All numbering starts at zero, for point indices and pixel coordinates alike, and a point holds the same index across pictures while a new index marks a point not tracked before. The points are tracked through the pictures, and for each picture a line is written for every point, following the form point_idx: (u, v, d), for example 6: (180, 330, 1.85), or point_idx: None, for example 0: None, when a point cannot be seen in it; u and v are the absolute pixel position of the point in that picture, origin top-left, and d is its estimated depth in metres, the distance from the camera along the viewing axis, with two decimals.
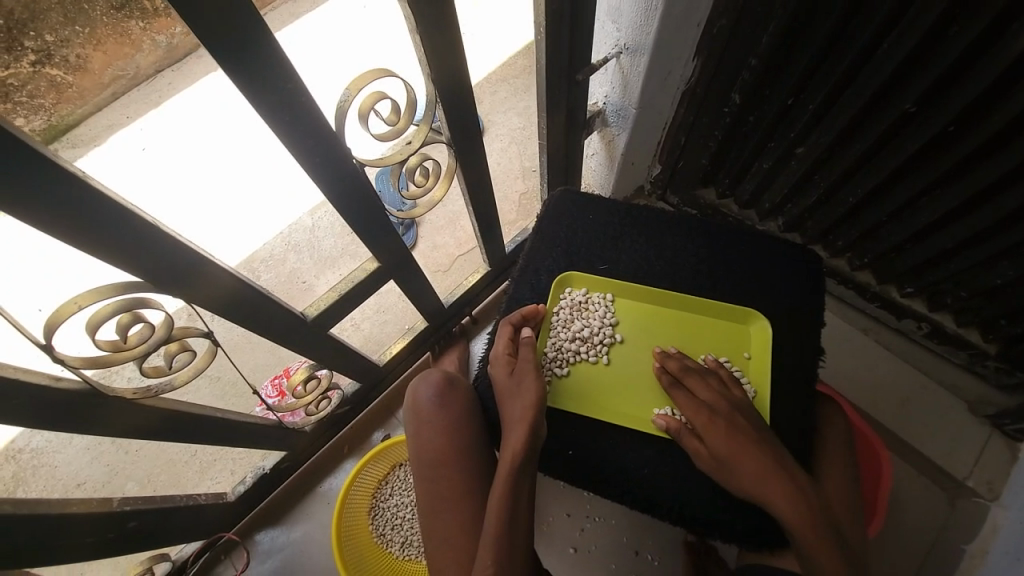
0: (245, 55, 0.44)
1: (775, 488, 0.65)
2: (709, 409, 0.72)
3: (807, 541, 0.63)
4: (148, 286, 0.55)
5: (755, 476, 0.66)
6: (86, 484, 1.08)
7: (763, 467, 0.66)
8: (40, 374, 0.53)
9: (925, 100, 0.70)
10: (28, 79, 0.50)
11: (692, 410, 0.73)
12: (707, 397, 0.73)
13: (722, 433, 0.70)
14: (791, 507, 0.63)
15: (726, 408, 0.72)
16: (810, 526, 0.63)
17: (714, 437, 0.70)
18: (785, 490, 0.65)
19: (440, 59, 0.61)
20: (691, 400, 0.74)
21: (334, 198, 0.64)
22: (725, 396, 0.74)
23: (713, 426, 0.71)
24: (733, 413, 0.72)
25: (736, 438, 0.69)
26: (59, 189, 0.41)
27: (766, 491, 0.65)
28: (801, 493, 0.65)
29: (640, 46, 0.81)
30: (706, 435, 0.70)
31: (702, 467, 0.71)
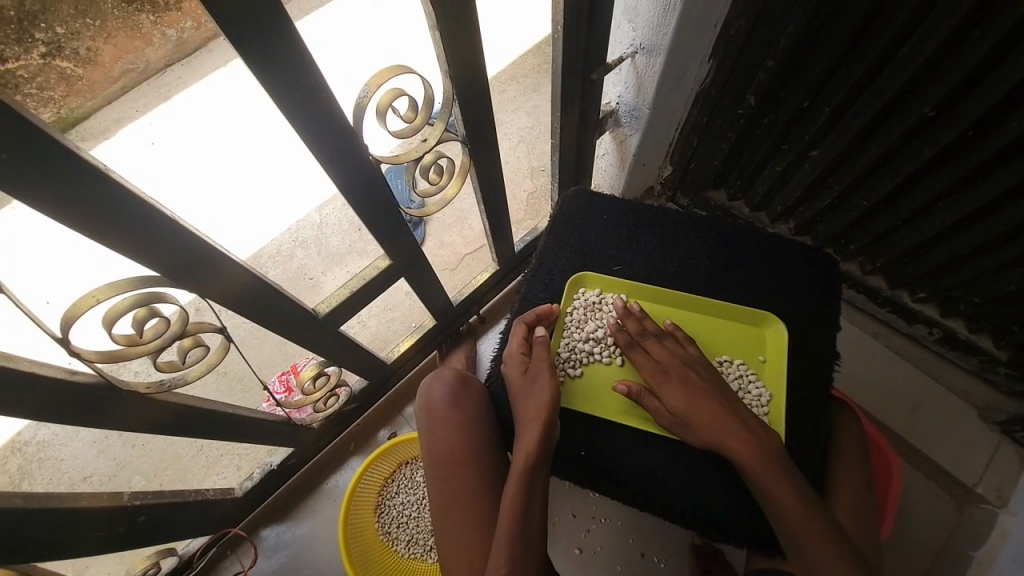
0: (267, 49, 0.44)
1: (754, 459, 0.64)
2: (671, 371, 0.74)
3: (792, 516, 0.62)
4: (164, 281, 0.55)
5: (710, 426, 0.68)
6: (92, 477, 1.08)
7: (741, 434, 0.66)
8: (55, 368, 0.53)
9: (944, 104, 0.70)
10: (39, 71, 0.48)
11: (652, 371, 0.75)
12: (669, 360, 0.75)
13: (684, 393, 0.71)
14: (775, 479, 0.63)
15: (691, 370, 0.74)
16: (795, 501, 0.62)
17: (676, 397, 0.71)
18: (767, 462, 0.64)
19: (459, 57, 0.61)
20: (653, 359, 0.76)
21: (349, 195, 0.64)
22: (690, 359, 0.76)
23: (676, 387, 0.72)
24: (695, 375, 0.74)
25: (705, 400, 0.70)
26: (78, 179, 0.41)
27: (745, 460, 0.65)
28: (782, 465, 0.64)
29: (656, 46, 0.81)
30: (668, 394, 0.72)
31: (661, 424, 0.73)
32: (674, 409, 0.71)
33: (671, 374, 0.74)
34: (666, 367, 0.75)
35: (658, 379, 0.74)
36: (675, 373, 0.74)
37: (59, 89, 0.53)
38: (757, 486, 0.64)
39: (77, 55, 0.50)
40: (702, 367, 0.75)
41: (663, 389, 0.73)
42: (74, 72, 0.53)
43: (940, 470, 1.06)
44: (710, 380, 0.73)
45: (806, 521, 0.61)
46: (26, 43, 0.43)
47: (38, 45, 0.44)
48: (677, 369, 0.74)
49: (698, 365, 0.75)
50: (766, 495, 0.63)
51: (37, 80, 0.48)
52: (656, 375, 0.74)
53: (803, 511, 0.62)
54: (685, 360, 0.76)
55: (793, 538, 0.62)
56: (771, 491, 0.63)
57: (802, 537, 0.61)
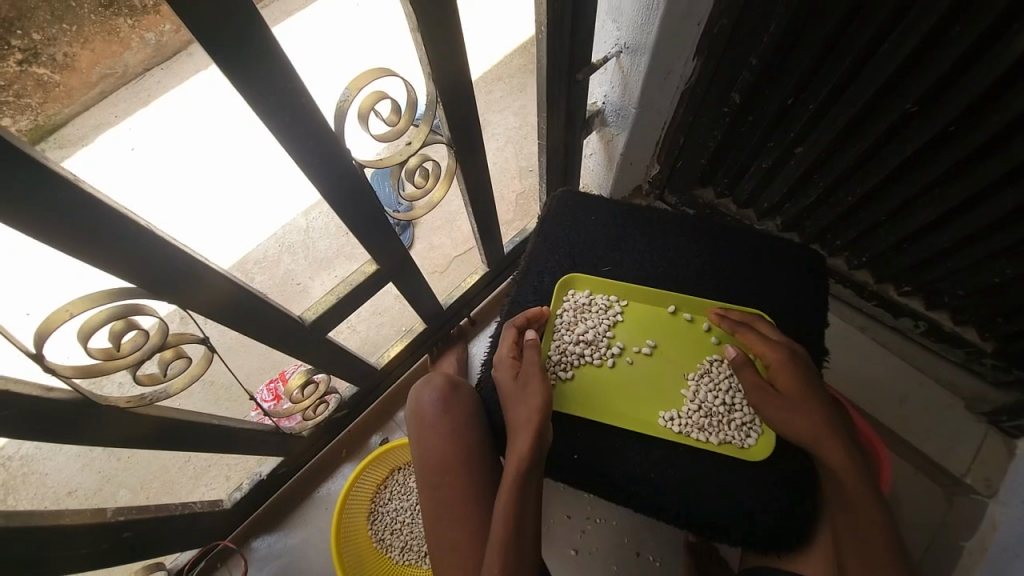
0: (243, 54, 0.43)
1: (846, 457, 0.66)
2: (802, 366, 0.72)
3: (854, 506, 0.65)
4: (141, 292, 0.54)
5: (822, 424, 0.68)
6: (77, 492, 1.06)
7: (838, 433, 0.67)
8: (30, 385, 0.52)
9: (926, 100, 0.71)
10: (14, 79, 0.48)
11: (777, 359, 0.72)
12: (771, 348, 0.73)
13: (810, 390, 0.70)
14: (850, 474, 0.65)
15: (800, 362, 0.72)
16: (863, 494, 0.65)
17: (793, 391, 0.70)
18: (851, 461, 0.66)
19: (442, 59, 0.60)
20: (759, 346, 0.74)
21: (333, 200, 0.63)
22: (793, 349, 0.73)
23: (799, 380, 0.70)
24: (809, 371, 0.72)
25: (818, 397, 0.69)
26: (45, 190, 0.40)
27: (834, 459, 0.66)
28: (857, 463, 0.66)
29: (641, 45, 0.81)
30: (798, 387, 0.70)
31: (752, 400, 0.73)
32: (787, 402, 0.70)
33: (778, 363, 0.72)
34: (770, 356, 0.73)
35: (782, 369, 0.71)
36: (784, 364, 0.71)
37: (38, 95, 0.55)
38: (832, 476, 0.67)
39: (55, 61, 0.50)
40: (801, 359, 0.73)
41: (785, 381, 0.71)
42: (53, 78, 0.53)
43: (929, 461, 1.07)
44: (806, 374, 0.71)
45: (864, 514, 0.64)
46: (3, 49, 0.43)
47: (15, 53, 0.44)
48: (792, 361, 0.72)
49: (794, 356, 0.72)
50: (840, 487, 0.66)
51: (16, 87, 0.49)
52: (779, 364, 0.72)
53: (869, 504, 0.65)
54: (791, 350, 0.73)
55: (849, 524, 0.65)
56: (844, 484, 0.66)
57: (860, 527, 0.64)
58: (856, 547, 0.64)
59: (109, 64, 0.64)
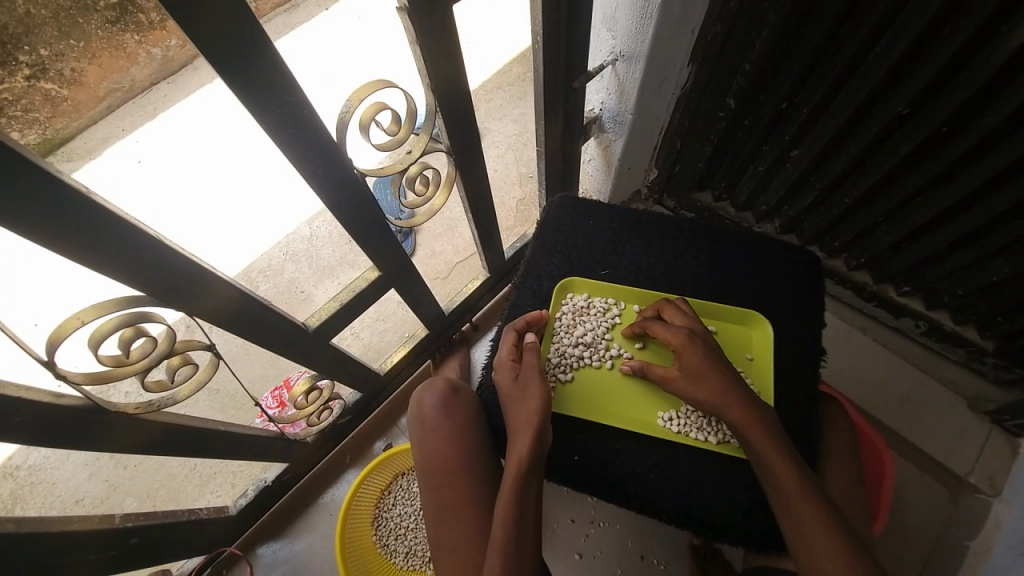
0: (246, 67, 0.44)
1: (759, 433, 0.65)
2: (704, 347, 0.73)
3: (784, 487, 0.63)
4: (150, 300, 0.55)
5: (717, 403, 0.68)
6: (85, 501, 1.07)
7: (747, 409, 0.67)
8: (43, 392, 0.53)
9: (918, 101, 0.72)
10: (22, 94, 0.48)
11: (679, 343, 0.73)
12: (674, 332, 0.74)
13: (714, 370, 0.70)
14: (770, 451, 0.65)
15: (701, 343, 0.73)
16: (787, 472, 0.63)
17: (696, 373, 0.71)
18: (769, 438, 0.65)
19: (440, 69, 0.61)
20: (663, 333, 0.76)
21: (335, 208, 0.64)
22: (697, 330, 0.75)
23: (702, 361, 0.71)
24: (711, 350, 0.72)
25: (722, 376, 0.70)
26: (59, 202, 0.41)
27: (752, 438, 0.66)
28: (775, 438, 0.65)
29: (636, 53, 0.82)
30: (700, 368, 0.71)
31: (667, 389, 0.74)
32: (692, 384, 0.71)
33: (683, 347, 0.73)
34: (675, 340, 0.74)
35: (686, 353, 0.72)
36: (687, 346, 0.72)
37: (46, 112, 0.52)
38: (755, 457, 0.66)
39: (64, 78, 0.51)
40: (706, 340, 0.74)
41: (689, 364, 0.72)
42: (61, 94, 0.52)
43: (933, 461, 1.07)
44: (709, 353, 0.72)
45: (791, 491, 0.63)
46: (12, 66, 0.46)
47: (22, 68, 0.46)
48: (693, 343, 0.73)
49: (698, 338, 0.73)
50: (766, 467, 0.65)
51: (23, 103, 0.49)
52: (682, 348, 0.73)
53: (795, 482, 0.63)
54: (693, 332, 0.74)
55: (784, 506, 0.63)
56: (767, 462, 0.65)
57: (795, 506, 0.62)
58: (795, 531, 0.62)
59: (118, 81, 0.66)
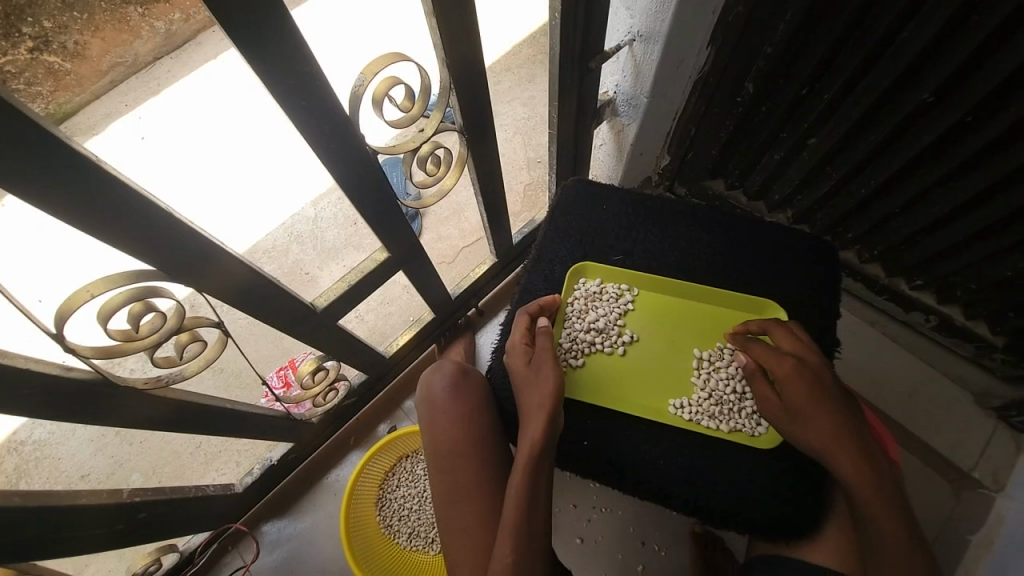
0: (261, 35, 0.43)
1: (865, 480, 0.64)
2: (815, 380, 0.69)
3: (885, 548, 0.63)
4: (160, 275, 0.54)
5: (833, 440, 0.66)
6: (90, 476, 1.07)
7: (861, 462, 0.64)
8: (52, 364, 0.53)
9: (943, 89, 0.70)
10: (26, 67, 0.47)
11: (786, 373, 0.70)
12: (784, 363, 0.70)
13: (822, 407, 0.67)
14: (870, 494, 0.63)
15: (811, 376, 0.69)
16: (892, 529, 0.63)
17: (799, 408, 0.68)
18: (873, 482, 0.64)
19: (455, 45, 0.60)
20: (769, 358, 0.72)
21: (347, 186, 0.63)
22: (806, 360, 0.70)
23: (812, 398, 0.68)
24: (825, 385, 0.68)
25: (831, 412, 0.67)
26: (69, 170, 0.40)
27: (852, 481, 0.64)
28: (879, 481, 0.64)
29: (655, 33, 0.80)
30: (813, 405, 0.67)
31: (770, 415, 0.72)
32: (800, 420, 0.68)
33: (791, 379, 0.69)
34: (782, 370, 0.70)
35: (792, 385, 0.69)
36: (796, 378, 0.69)
37: (48, 86, 0.51)
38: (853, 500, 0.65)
39: (67, 51, 0.49)
40: (820, 371, 0.70)
41: (796, 397, 0.68)
42: (64, 68, 0.51)
43: (937, 456, 1.07)
44: (820, 386, 0.68)
45: (885, 536, 0.63)
46: (15, 38, 0.44)
47: (26, 40, 0.44)
48: (802, 376, 0.69)
49: (810, 370, 0.69)
50: (863, 510, 0.64)
51: (26, 76, 0.47)
52: (789, 380, 0.69)
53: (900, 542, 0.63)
54: (805, 362, 0.70)
55: (873, 545, 0.64)
56: (866, 506, 0.64)
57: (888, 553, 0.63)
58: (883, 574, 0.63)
59: (120, 54, 0.63)
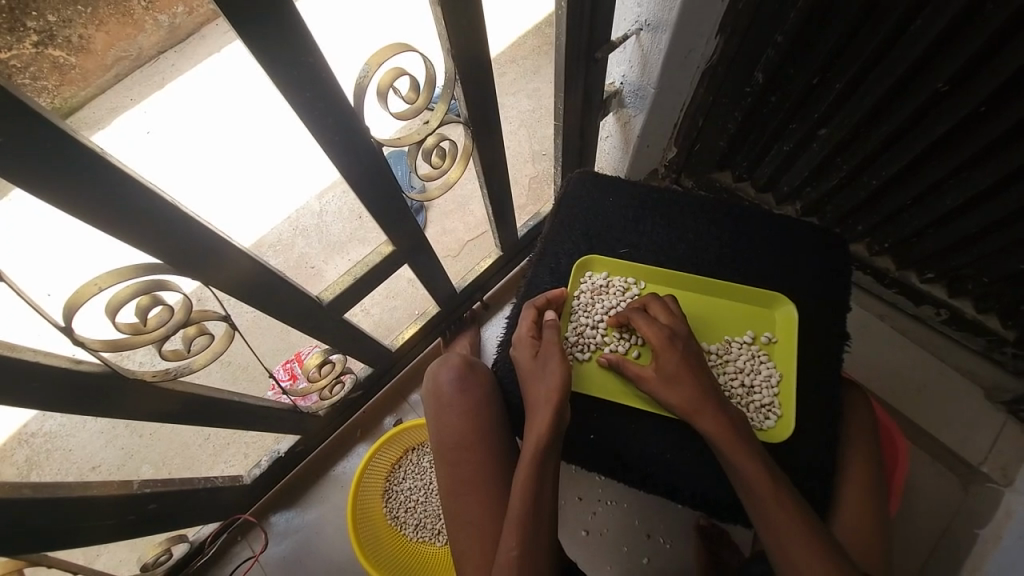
0: (267, 28, 0.42)
1: (731, 440, 0.65)
2: (685, 350, 0.72)
3: (762, 495, 0.62)
4: (167, 268, 0.54)
5: (689, 400, 0.68)
6: (101, 467, 1.09)
7: (721, 419, 0.66)
8: (60, 357, 0.53)
9: (958, 78, 0.68)
10: (30, 61, 0.46)
11: (659, 344, 0.72)
12: (655, 332, 0.73)
13: (690, 374, 0.70)
14: (740, 453, 0.64)
15: (682, 348, 0.72)
16: (763, 477, 0.62)
17: (669, 375, 0.70)
18: (743, 446, 0.65)
19: (461, 34, 0.59)
20: (646, 330, 0.74)
21: (352, 179, 0.63)
22: (674, 328, 0.74)
23: (680, 365, 0.70)
24: (687, 354, 0.72)
25: (696, 378, 0.69)
26: (76, 164, 0.40)
27: (723, 443, 0.65)
28: (744, 439, 0.65)
29: (663, 22, 0.79)
30: (680, 371, 0.70)
31: (644, 385, 0.72)
32: (666, 387, 0.70)
33: (662, 348, 0.72)
34: (654, 339, 0.73)
35: (664, 355, 0.71)
36: (666, 347, 0.71)
37: (53, 81, 0.51)
38: (729, 465, 0.65)
39: (70, 44, 0.49)
40: (685, 340, 0.73)
41: (667, 366, 0.70)
42: (68, 61, 0.51)
43: (944, 450, 1.06)
44: (684, 356, 0.71)
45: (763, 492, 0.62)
46: (19, 32, 0.44)
47: (30, 34, 0.44)
48: (672, 343, 0.72)
49: (675, 340, 0.72)
50: (736, 467, 0.64)
51: (32, 70, 0.47)
52: (661, 348, 0.72)
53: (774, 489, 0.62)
54: (675, 334, 0.73)
55: (756, 504, 0.62)
56: (742, 470, 0.63)
57: (767, 501, 0.61)
58: (771, 534, 0.61)
59: (123, 48, 0.63)
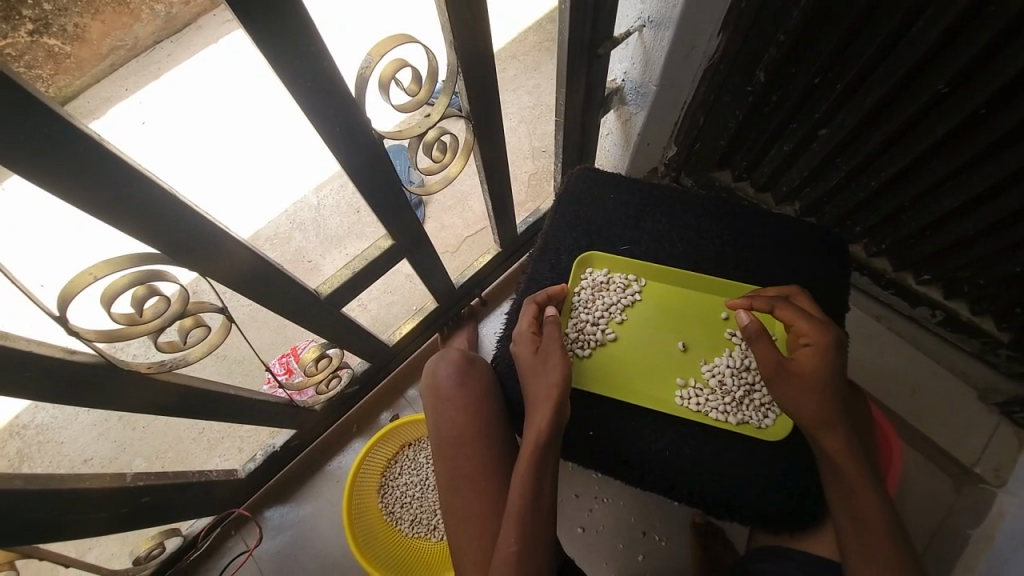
0: (269, 16, 0.42)
1: (852, 457, 0.65)
2: (837, 357, 0.69)
3: (862, 511, 0.64)
4: (163, 258, 0.53)
5: (824, 408, 0.66)
6: (93, 460, 1.07)
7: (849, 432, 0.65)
8: (55, 347, 0.52)
9: (959, 79, 0.68)
10: (25, 50, 0.45)
11: (817, 343, 0.69)
12: (815, 328, 0.69)
13: (833, 382, 0.67)
14: (853, 470, 0.64)
15: (837, 352, 0.69)
16: (869, 494, 0.64)
17: (814, 376, 0.67)
18: (860, 464, 0.65)
19: (464, 27, 0.59)
20: (802, 325, 0.70)
21: (353, 171, 0.62)
22: (834, 330, 0.70)
23: (828, 371, 0.67)
24: (838, 363, 0.68)
25: (836, 390, 0.67)
26: (76, 152, 0.40)
27: (840, 456, 0.65)
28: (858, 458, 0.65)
29: (666, 19, 0.78)
30: (825, 377, 0.67)
31: (774, 377, 0.70)
32: (804, 388, 0.67)
33: (817, 348, 0.68)
34: (813, 336, 0.69)
35: (811, 355, 0.68)
36: (825, 348, 0.68)
37: (48, 70, 0.49)
38: (839, 477, 0.65)
39: (67, 33, 0.48)
40: (840, 347, 0.69)
41: (811, 368, 0.68)
42: (64, 51, 0.49)
43: (937, 450, 1.08)
44: (836, 361, 0.68)
45: (864, 509, 0.64)
46: (14, 20, 0.43)
47: (26, 23, 0.44)
48: (832, 346, 0.69)
49: (833, 344, 0.69)
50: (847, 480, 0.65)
51: (26, 59, 0.46)
52: (814, 348, 0.69)
53: (875, 508, 0.64)
54: (834, 336, 0.69)
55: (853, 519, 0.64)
56: (851, 484, 0.64)
57: (866, 518, 0.64)
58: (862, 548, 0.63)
59: (120, 37, 0.62)
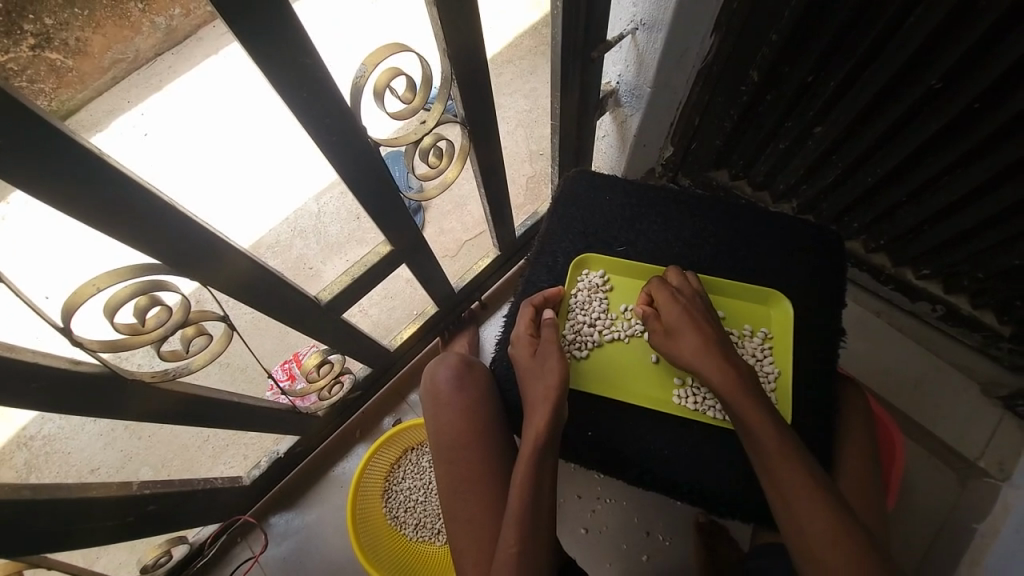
0: (264, 31, 0.43)
1: (736, 398, 0.66)
2: (692, 310, 0.73)
3: (774, 466, 0.62)
4: (166, 269, 0.55)
5: (694, 352, 0.70)
6: (100, 470, 1.08)
7: (726, 374, 0.67)
8: (58, 358, 0.53)
9: (952, 75, 0.68)
10: (28, 64, 0.46)
11: (667, 301, 0.75)
12: (665, 291, 0.76)
13: (695, 332, 0.71)
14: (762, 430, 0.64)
15: (690, 304, 0.74)
16: (778, 448, 0.62)
17: (676, 332, 0.72)
18: (756, 411, 0.65)
19: (457, 34, 0.59)
20: (656, 291, 0.77)
21: (350, 180, 0.63)
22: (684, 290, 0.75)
23: (685, 320, 0.72)
24: (698, 313, 0.73)
25: (701, 339, 0.71)
26: (75, 164, 0.40)
27: (750, 419, 0.64)
28: (765, 414, 0.65)
29: (657, 22, 0.79)
30: (684, 326, 0.72)
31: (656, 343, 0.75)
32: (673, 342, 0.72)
33: (669, 306, 0.74)
34: (663, 297, 0.75)
35: (668, 311, 0.74)
36: (673, 303, 0.74)
37: (50, 83, 0.51)
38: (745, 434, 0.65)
39: (68, 47, 0.50)
40: (694, 302, 0.74)
41: (673, 321, 0.73)
42: (65, 64, 0.51)
43: (941, 446, 1.07)
44: (693, 312, 0.73)
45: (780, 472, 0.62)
46: (16, 36, 0.43)
47: (27, 37, 0.43)
48: (679, 299, 0.74)
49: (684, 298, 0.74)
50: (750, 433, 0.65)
51: (28, 73, 0.47)
52: (668, 305, 0.74)
53: (788, 460, 0.62)
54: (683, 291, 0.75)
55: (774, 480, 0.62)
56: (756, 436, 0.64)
57: (782, 476, 0.62)
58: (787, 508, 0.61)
59: (122, 50, 0.63)
